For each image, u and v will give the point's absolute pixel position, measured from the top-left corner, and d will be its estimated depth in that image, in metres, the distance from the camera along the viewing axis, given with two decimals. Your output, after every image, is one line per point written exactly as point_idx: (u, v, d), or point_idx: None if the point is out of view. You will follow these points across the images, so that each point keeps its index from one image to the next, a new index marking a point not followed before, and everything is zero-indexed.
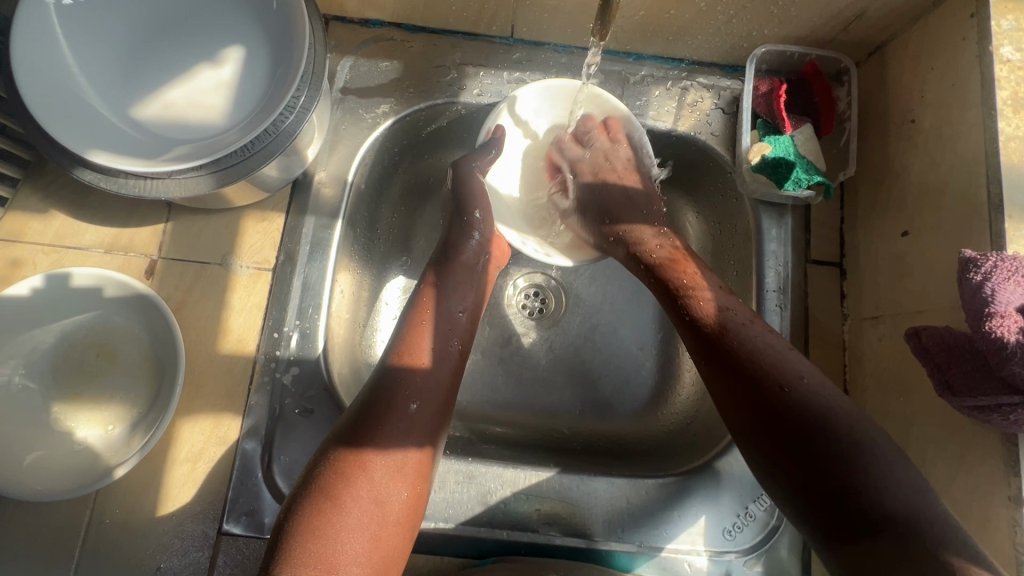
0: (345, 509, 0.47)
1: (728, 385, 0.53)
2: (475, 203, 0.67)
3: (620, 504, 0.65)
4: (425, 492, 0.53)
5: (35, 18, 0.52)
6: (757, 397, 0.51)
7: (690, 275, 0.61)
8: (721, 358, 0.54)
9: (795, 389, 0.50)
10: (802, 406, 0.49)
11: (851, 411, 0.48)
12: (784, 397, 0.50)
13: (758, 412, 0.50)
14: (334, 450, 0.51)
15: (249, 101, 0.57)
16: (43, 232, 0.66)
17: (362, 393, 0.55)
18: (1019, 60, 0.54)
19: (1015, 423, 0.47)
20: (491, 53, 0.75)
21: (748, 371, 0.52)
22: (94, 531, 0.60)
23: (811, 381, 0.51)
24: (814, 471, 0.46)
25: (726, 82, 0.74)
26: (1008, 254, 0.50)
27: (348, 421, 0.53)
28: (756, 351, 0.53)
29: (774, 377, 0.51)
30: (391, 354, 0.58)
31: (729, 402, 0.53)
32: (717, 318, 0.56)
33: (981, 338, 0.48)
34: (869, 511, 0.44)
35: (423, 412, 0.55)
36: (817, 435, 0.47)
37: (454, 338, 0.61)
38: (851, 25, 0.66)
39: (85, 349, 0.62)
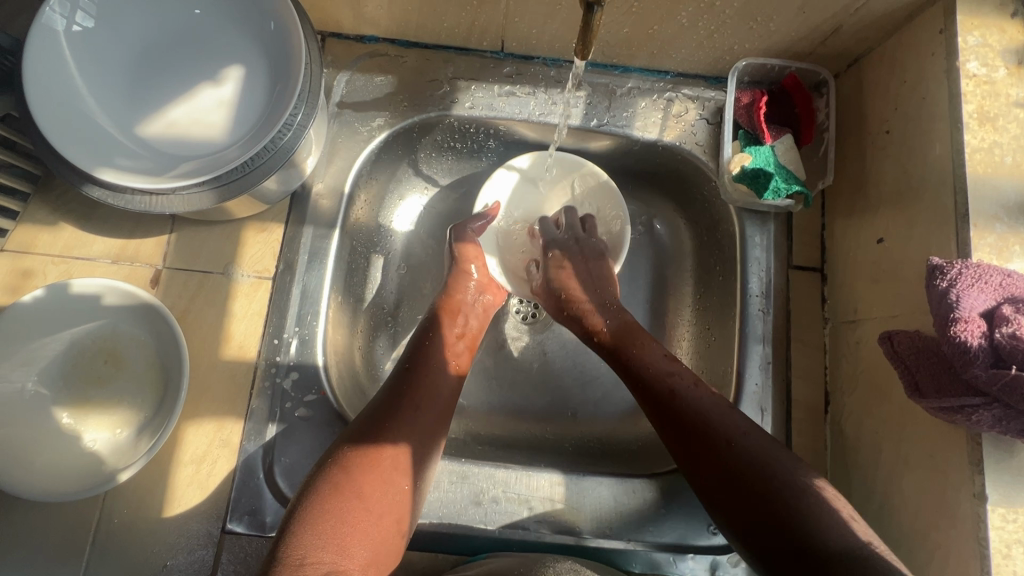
0: (349, 494, 0.51)
1: (684, 448, 0.58)
2: (470, 257, 0.72)
3: (608, 503, 0.68)
4: (421, 489, 0.56)
5: (47, 43, 0.54)
6: (705, 455, 0.56)
7: (640, 343, 0.66)
8: (675, 422, 0.59)
9: (740, 449, 0.55)
10: (745, 462, 0.54)
11: (785, 460, 0.54)
12: (731, 453, 0.55)
13: (708, 469, 0.56)
14: (343, 446, 0.54)
15: (250, 118, 0.60)
16: (52, 244, 0.69)
17: (373, 401, 0.59)
18: (984, 75, 0.57)
19: (977, 423, 0.49)
20: (483, 67, 0.77)
21: (696, 429, 0.57)
22: (103, 530, 0.63)
23: (748, 440, 0.56)
24: (767, 518, 0.51)
25: (710, 94, 0.77)
26: (973, 261, 0.52)
27: (358, 421, 0.57)
28: (702, 412, 0.58)
29: (722, 433, 0.56)
30: (398, 369, 0.62)
31: (687, 464, 0.57)
32: (665, 381, 0.62)
33: (945, 342, 0.51)
34: (819, 556, 0.48)
35: (427, 417, 0.58)
36: (752, 484, 0.53)
37: (453, 358, 0.65)
38: (828, 39, 0.68)
39: (93, 356, 0.65)
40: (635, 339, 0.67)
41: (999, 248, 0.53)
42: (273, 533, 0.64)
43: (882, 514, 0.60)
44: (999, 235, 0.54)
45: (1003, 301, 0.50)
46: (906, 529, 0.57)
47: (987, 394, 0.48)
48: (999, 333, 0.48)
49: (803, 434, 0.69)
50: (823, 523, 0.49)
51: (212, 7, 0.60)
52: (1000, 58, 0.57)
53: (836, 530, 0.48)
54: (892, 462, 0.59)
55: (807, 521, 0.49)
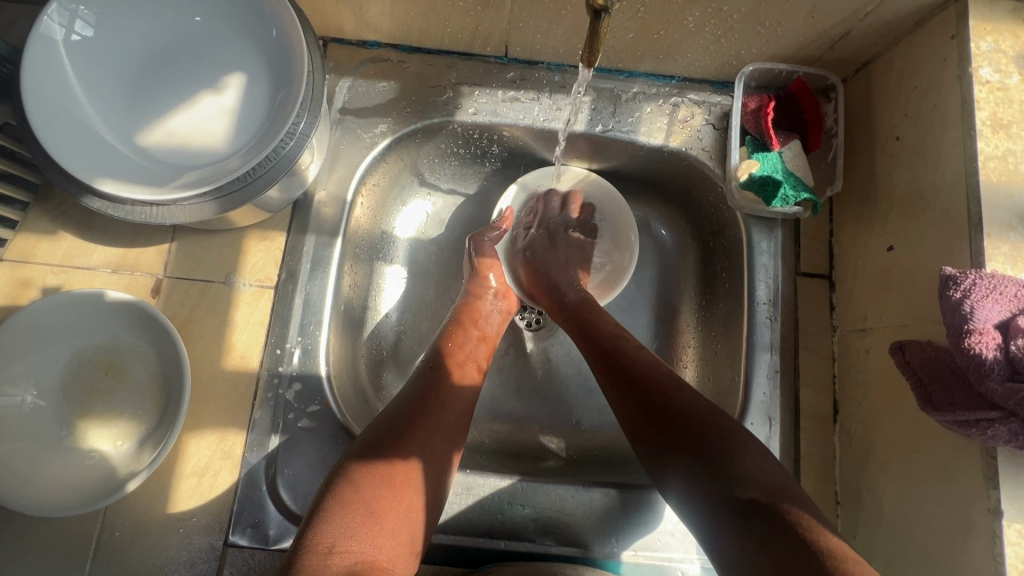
0: (377, 481, 0.51)
1: (623, 398, 0.57)
2: (490, 265, 0.75)
3: (614, 514, 0.67)
4: (443, 487, 0.57)
5: (46, 53, 0.54)
6: (648, 403, 0.55)
7: (592, 310, 0.68)
8: (618, 373, 0.59)
9: (680, 396, 0.54)
10: (679, 407, 0.53)
11: (716, 408, 0.53)
12: (665, 399, 0.54)
13: (646, 418, 0.54)
14: (371, 440, 0.55)
15: (251, 127, 0.59)
16: (52, 253, 0.68)
17: (400, 396, 0.60)
18: (998, 82, 0.56)
19: (993, 437, 0.48)
20: (486, 73, 0.76)
21: (640, 380, 0.57)
22: (105, 543, 0.62)
23: (686, 389, 0.55)
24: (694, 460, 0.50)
25: (717, 99, 0.76)
26: (987, 272, 0.51)
27: (384, 418, 0.58)
28: (649, 366, 0.58)
29: (659, 382, 0.56)
30: (422, 368, 0.64)
31: (625, 412, 0.56)
32: (612, 340, 0.62)
33: (959, 354, 0.50)
34: (740, 492, 0.46)
35: (451, 415, 0.60)
36: (683, 426, 0.52)
37: (474, 359, 0.67)
38: (837, 44, 0.67)
39: (94, 368, 0.64)
40: (588, 307, 0.69)
41: (1014, 258, 0.52)
42: (276, 546, 0.63)
43: (893, 527, 0.59)
44: (1014, 245, 0.53)
45: (1018, 313, 0.49)
46: (917, 542, 0.56)
47: (1003, 408, 0.47)
48: (1015, 345, 0.48)
49: (812, 445, 0.68)
50: (746, 461, 0.48)
51: (213, 14, 0.60)
52: (1014, 64, 0.56)
53: (758, 469, 0.47)
54: (904, 473, 0.58)
55: (736, 458, 0.48)
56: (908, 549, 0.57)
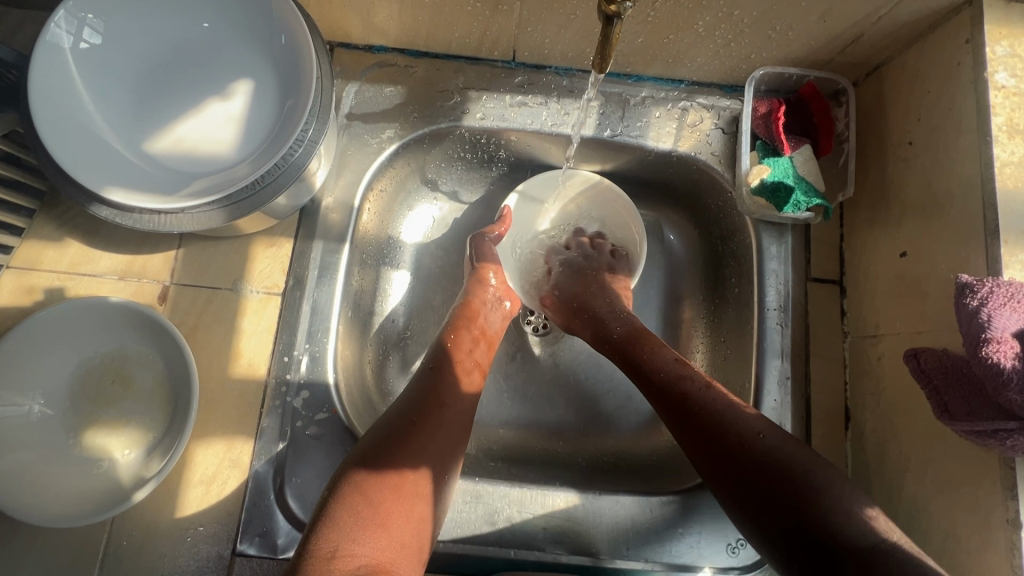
0: (382, 480, 0.51)
1: (701, 450, 0.55)
2: (490, 263, 0.74)
3: (625, 522, 0.66)
4: (449, 484, 0.57)
5: (54, 61, 0.54)
6: (727, 461, 0.52)
7: (650, 347, 0.63)
8: (690, 423, 0.56)
9: (761, 456, 0.51)
10: (765, 462, 0.51)
11: (804, 457, 0.51)
12: (749, 454, 0.51)
13: (724, 474, 0.52)
14: (374, 442, 0.55)
15: (260, 133, 0.58)
16: (58, 260, 0.68)
17: (402, 398, 0.60)
18: (1013, 87, 0.55)
19: (1012, 447, 0.48)
20: (494, 77, 0.76)
21: (714, 433, 0.54)
22: (112, 553, 0.62)
23: (770, 438, 0.52)
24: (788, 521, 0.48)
25: (726, 102, 0.75)
26: (1004, 279, 0.51)
27: (386, 420, 0.57)
28: (723, 416, 0.54)
29: (738, 435, 0.53)
30: (424, 368, 0.63)
31: (703, 464, 0.54)
32: (676, 381, 0.59)
33: (977, 363, 0.49)
34: (845, 555, 0.45)
35: (453, 416, 0.60)
36: (773, 485, 0.49)
37: (474, 359, 0.67)
38: (848, 48, 0.67)
39: (101, 376, 0.64)
40: (645, 342, 0.65)
41: None
42: (285, 555, 0.63)
43: (909, 536, 0.58)
44: None
45: None
46: (933, 552, 0.55)
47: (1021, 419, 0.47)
48: None
49: (823, 452, 0.67)
50: (845, 520, 0.46)
51: (220, 20, 0.59)
52: None
53: (858, 528, 0.46)
54: (919, 483, 0.58)
55: (834, 516, 0.46)
56: (924, 559, 0.56)
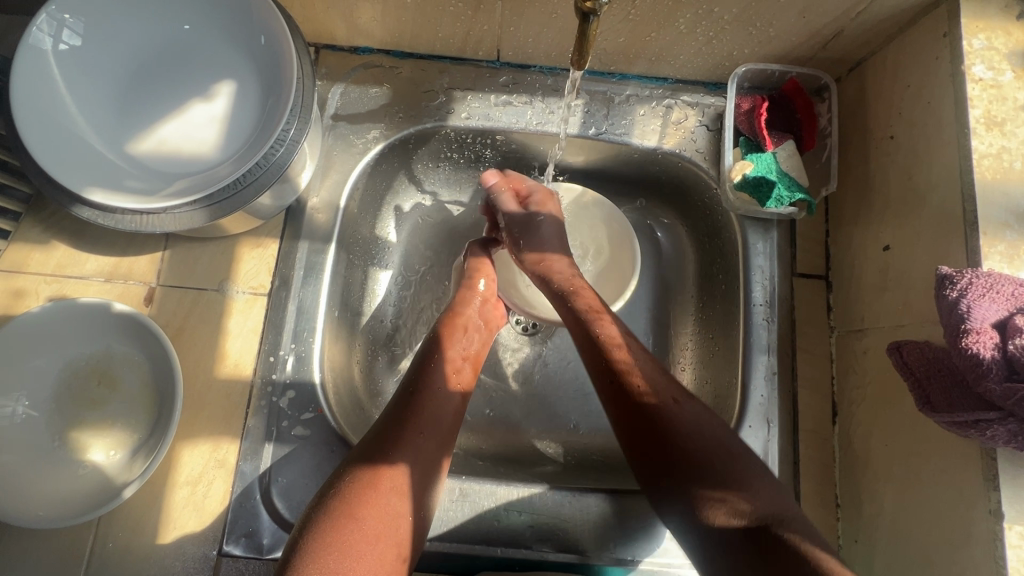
0: (361, 518, 0.49)
1: (620, 407, 0.56)
2: (478, 273, 0.74)
3: (612, 520, 0.66)
4: (426, 511, 0.55)
5: (35, 64, 0.54)
6: (643, 421, 0.54)
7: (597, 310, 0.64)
8: (614, 380, 0.58)
9: (693, 462, 0.50)
10: (679, 425, 0.52)
11: (714, 429, 0.53)
12: (663, 416, 0.53)
13: (637, 434, 0.54)
14: (348, 476, 0.52)
15: (242, 133, 0.59)
16: (44, 263, 0.68)
17: (386, 410, 0.59)
18: (991, 79, 0.56)
19: (992, 438, 0.47)
20: (478, 77, 0.76)
21: (632, 390, 0.56)
22: (97, 555, 0.61)
23: (685, 406, 0.54)
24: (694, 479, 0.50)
25: (710, 100, 0.76)
26: (983, 270, 0.51)
27: (358, 451, 0.55)
28: (697, 444, 0.51)
29: (657, 395, 0.55)
30: (400, 393, 0.60)
31: (620, 426, 0.56)
32: (610, 345, 0.60)
33: (957, 354, 0.49)
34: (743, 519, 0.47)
35: (430, 442, 0.57)
36: (687, 438, 0.51)
37: (455, 380, 0.64)
38: (830, 43, 0.67)
39: (87, 377, 0.64)
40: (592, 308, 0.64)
41: (1011, 256, 0.52)
42: (271, 556, 0.62)
43: (895, 530, 0.58)
44: (1010, 243, 0.52)
45: (1016, 312, 0.48)
46: (917, 543, 0.55)
47: (1002, 409, 0.47)
48: (1012, 344, 0.47)
49: (811, 448, 0.67)
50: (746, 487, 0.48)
51: (202, 22, 0.60)
52: (1007, 61, 0.56)
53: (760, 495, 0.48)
54: (904, 477, 0.57)
55: (737, 480, 0.49)
56: (909, 552, 0.56)
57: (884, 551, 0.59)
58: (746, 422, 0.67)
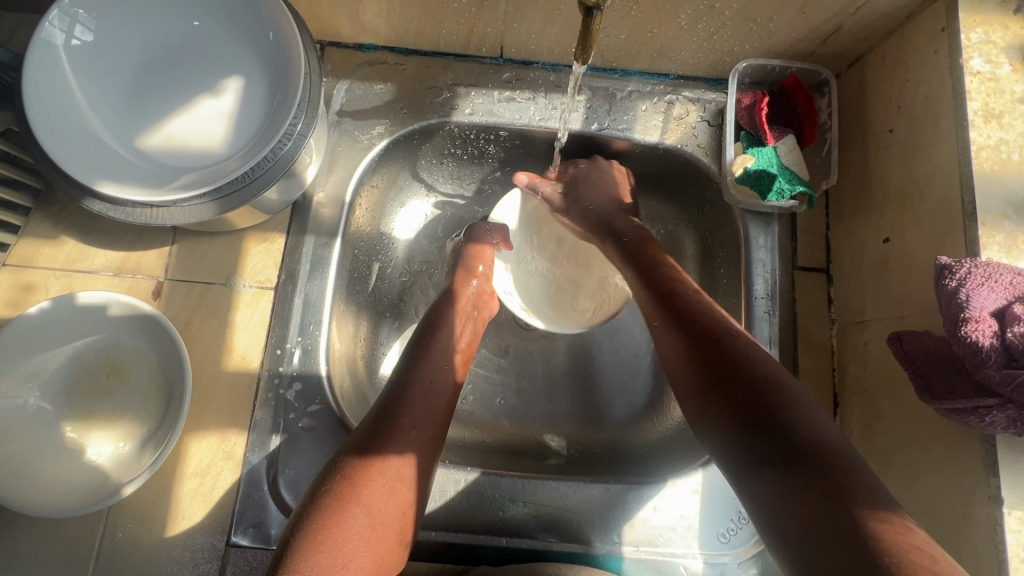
0: (350, 516, 0.49)
1: (677, 336, 0.55)
2: (478, 259, 0.74)
3: (616, 510, 0.67)
4: (418, 505, 0.55)
5: (48, 59, 0.55)
6: (699, 348, 0.52)
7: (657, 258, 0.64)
8: (672, 311, 0.56)
9: (745, 383, 0.48)
10: (732, 355, 0.50)
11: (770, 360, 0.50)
12: (716, 344, 0.51)
13: (691, 361, 0.52)
14: (332, 484, 0.51)
15: (250, 127, 0.59)
16: (53, 258, 0.69)
17: (372, 414, 0.58)
18: (989, 72, 0.57)
19: (991, 424, 0.48)
20: (482, 74, 0.77)
21: (689, 321, 0.55)
22: (107, 545, 0.62)
23: (740, 338, 0.52)
24: (744, 404, 0.47)
25: (711, 96, 0.76)
26: (982, 260, 0.52)
27: (344, 457, 0.53)
28: (749, 368, 0.49)
29: (712, 326, 0.53)
30: (387, 388, 0.60)
31: (674, 357, 0.54)
32: (669, 283, 0.60)
33: (956, 342, 0.50)
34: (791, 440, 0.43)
35: (419, 439, 0.56)
36: (739, 363, 0.49)
37: (448, 373, 0.63)
38: (829, 39, 0.68)
39: (96, 370, 0.65)
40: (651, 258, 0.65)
41: (1009, 246, 0.53)
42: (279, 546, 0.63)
43: None
44: (1008, 233, 0.53)
45: (1014, 300, 0.49)
46: (917, 532, 0.56)
47: (1001, 395, 0.47)
48: (1011, 332, 0.48)
49: None
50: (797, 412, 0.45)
51: (210, 18, 0.60)
52: (1004, 55, 0.57)
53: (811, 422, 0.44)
54: (904, 466, 0.58)
55: (789, 405, 0.45)
56: None
57: None
58: None
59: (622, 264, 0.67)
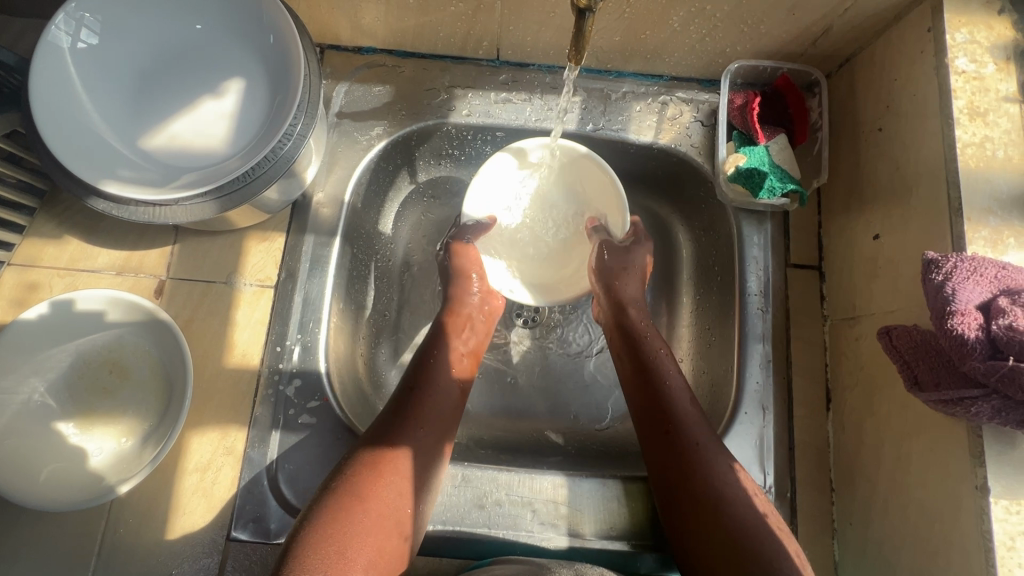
0: (358, 514, 0.51)
1: (658, 439, 0.62)
2: (472, 267, 0.71)
3: (612, 504, 0.67)
4: (423, 507, 0.57)
5: (55, 62, 0.56)
6: (676, 458, 0.59)
7: (654, 344, 0.68)
8: (656, 413, 0.63)
9: (708, 504, 0.56)
10: (702, 473, 0.58)
11: (734, 481, 0.57)
12: (690, 459, 0.59)
13: (669, 467, 0.60)
14: (342, 484, 0.53)
15: (251, 128, 0.61)
16: (57, 256, 0.70)
17: (382, 416, 0.60)
18: (973, 71, 0.58)
19: (977, 415, 0.49)
20: (478, 76, 0.78)
21: (670, 428, 0.61)
22: (109, 539, 0.63)
23: (713, 453, 0.59)
24: (706, 522, 0.56)
25: (704, 96, 0.78)
26: (967, 254, 0.53)
27: (355, 456, 0.56)
28: (713, 490, 0.57)
29: (690, 439, 0.60)
30: (396, 392, 0.62)
31: (654, 453, 0.62)
32: (660, 379, 0.65)
33: (943, 335, 0.51)
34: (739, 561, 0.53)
35: (428, 441, 0.59)
36: (706, 482, 0.57)
37: (456, 378, 0.65)
38: (819, 40, 0.69)
39: (99, 367, 0.66)
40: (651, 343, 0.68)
41: (993, 241, 0.54)
42: (278, 540, 0.64)
43: (887, 510, 0.59)
44: (993, 228, 0.54)
45: (999, 294, 0.50)
46: (907, 522, 0.57)
47: (985, 386, 0.48)
48: (995, 325, 0.49)
49: (804, 434, 0.69)
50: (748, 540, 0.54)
51: (212, 21, 0.62)
52: (988, 54, 0.58)
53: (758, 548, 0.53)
54: (895, 458, 0.59)
55: (742, 531, 0.54)
56: (902, 531, 0.57)
57: (876, 532, 0.60)
58: (741, 409, 0.69)
59: (614, 342, 0.71)
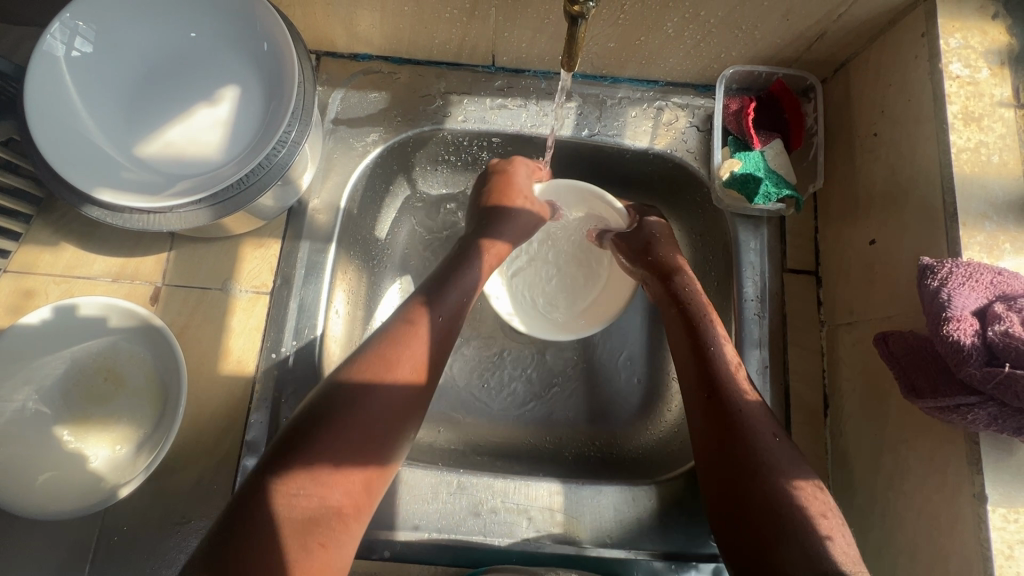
0: (327, 440, 0.52)
1: (702, 393, 0.60)
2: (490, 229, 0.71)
3: (609, 512, 0.67)
4: (409, 430, 0.58)
5: (49, 71, 0.57)
6: (719, 412, 0.58)
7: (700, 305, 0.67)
8: (701, 367, 0.61)
9: (749, 455, 0.55)
10: (747, 426, 0.57)
11: (777, 438, 0.56)
12: (736, 414, 0.58)
13: (712, 421, 0.58)
14: (318, 409, 0.54)
15: (246, 135, 0.61)
16: (54, 264, 0.70)
17: (368, 344, 0.60)
18: (968, 77, 0.58)
19: (973, 421, 0.49)
20: (475, 82, 0.78)
21: (714, 383, 0.60)
22: (103, 547, 0.63)
23: (757, 410, 0.58)
24: (741, 472, 0.55)
25: (699, 102, 0.78)
26: (962, 260, 0.52)
27: (333, 383, 0.56)
28: (759, 444, 0.56)
29: (738, 396, 0.59)
30: (389, 322, 0.61)
31: (696, 407, 0.60)
32: (707, 336, 0.63)
33: (939, 341, 0.50)
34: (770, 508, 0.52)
35: (411, 373, 0.58)
36: (750, 434, 0.56)
37: (453, 315, 0.63)
38: (814, 45, 0.69)
39: (93, 373, 0.66)
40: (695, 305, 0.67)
41: (989, 246, 0.54)
42: None
43: (885, 518, 0.59)
44: (989, 234, 0.54)
45: (994, 299, 0.50)
46: (907, 530, 0.56)
47: (982, 393, 0.48)
48: (992, 331, 0.48)
49: (802, 441, 0.68)
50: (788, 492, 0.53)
51: (207, 29, 0.62)
52: (982, 60, 0.58)
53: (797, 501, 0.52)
54: (893, 464, 0.59)
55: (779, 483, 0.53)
56: (901, 539, 0.57)
57: (875, 542, 0.60)
58: None
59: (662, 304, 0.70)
